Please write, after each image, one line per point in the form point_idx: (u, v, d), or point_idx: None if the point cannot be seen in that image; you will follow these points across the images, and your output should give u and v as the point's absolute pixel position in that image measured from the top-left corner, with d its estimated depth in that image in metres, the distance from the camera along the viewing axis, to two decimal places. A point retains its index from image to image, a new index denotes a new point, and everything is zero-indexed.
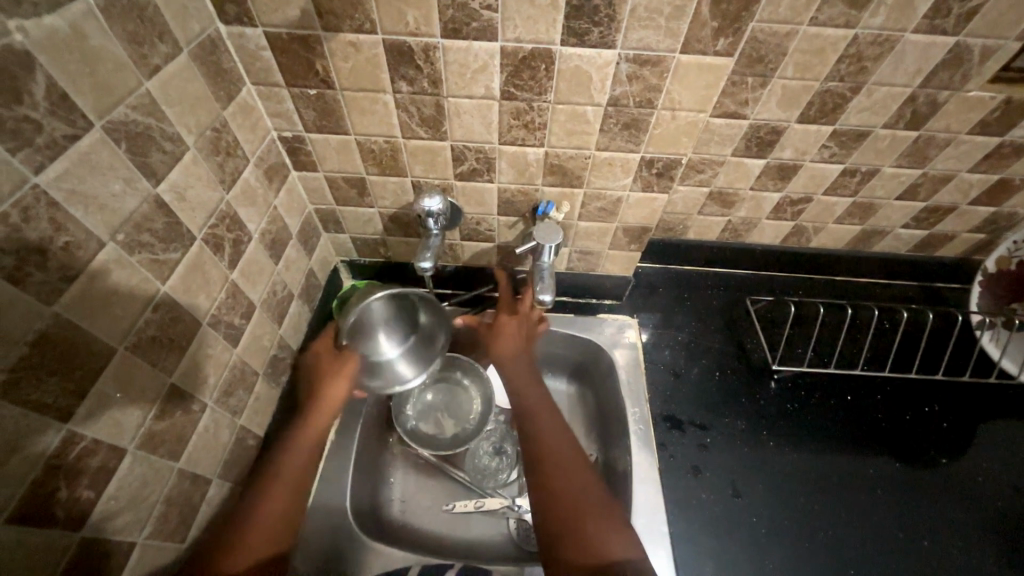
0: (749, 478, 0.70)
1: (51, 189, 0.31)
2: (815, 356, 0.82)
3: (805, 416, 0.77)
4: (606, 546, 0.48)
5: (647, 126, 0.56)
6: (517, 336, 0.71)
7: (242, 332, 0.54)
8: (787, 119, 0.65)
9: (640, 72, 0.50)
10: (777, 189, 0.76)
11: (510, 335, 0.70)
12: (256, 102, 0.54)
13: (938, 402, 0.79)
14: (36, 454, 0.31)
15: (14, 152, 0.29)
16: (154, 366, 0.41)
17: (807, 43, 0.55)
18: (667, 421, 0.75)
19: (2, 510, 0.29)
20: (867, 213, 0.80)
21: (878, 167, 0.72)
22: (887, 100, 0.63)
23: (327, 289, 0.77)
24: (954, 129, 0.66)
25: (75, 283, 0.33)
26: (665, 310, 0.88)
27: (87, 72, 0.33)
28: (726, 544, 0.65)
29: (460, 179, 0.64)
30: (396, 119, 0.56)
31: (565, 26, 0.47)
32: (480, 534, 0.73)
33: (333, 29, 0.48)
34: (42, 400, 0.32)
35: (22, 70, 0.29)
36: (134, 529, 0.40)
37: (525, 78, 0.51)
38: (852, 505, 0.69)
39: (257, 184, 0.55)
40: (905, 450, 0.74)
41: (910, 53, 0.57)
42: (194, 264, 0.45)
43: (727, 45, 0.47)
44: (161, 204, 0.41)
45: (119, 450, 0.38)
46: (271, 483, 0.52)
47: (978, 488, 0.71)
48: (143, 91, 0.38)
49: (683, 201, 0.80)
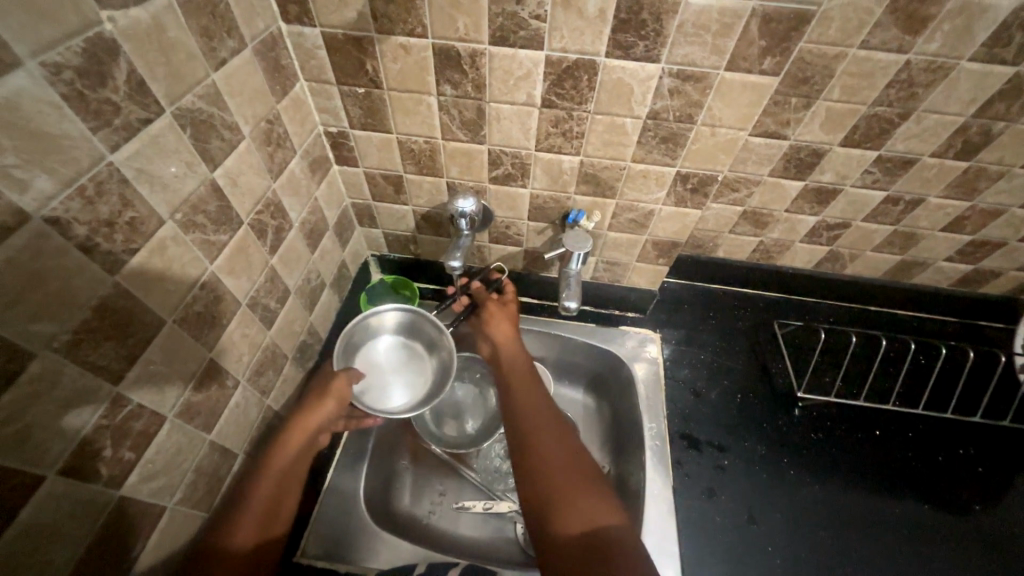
0: (766, 505, 0.69)
1: (124, 168, 0.34)
2: (843, 386, 0.80)
3: (829, 447, 0.74)
4: (597, 517, 0.47)
5: (685, 141, 0.56)
6: (508, 319, 0.71)
7: (276, 315, 0.56)
8: (829, 142, 0.64)
9: (682, 87, 0.50)
10: (814, 213, 0.75)
11: (500, 319, 0.71)
12: (307, 97, 0.57)
13: (974, 445, 0.75)
14: (88, 413, 0.34)
15: (95, 131, 0.31)
16: (196, 340, 0.43)
17: (857, 66, 0.54)
18: (684, 439, 0.74)
19: (54, 463, 0.32)
20: (909, 243, 0.77)
21: (923, 197, 0.70)
22: (937, 129, 0.61)
23: (356, 281, 0.79)
24: (1008, 162, 0.63)
25: (136, 256, 0.36)
26: (689, 327, 0.87)
27: (164, 61, 0.36)
28: (739, 571, 0.63)
29: (494, 183, 0.65)
30: (438, 120, 0.58)
31: (611, 39, 0.47)
32: (487, 536, 0.73)
33: (386, 32, 0.50)
34: (98, 362, 0.34)
35: (110, 56, 0.31)
36: (166, 494, 0.42)
37: (567, 87, 0.52)
38: (875, 545, 0.66)
39: (302, 175, 0.58)
40: (936, 492, 0.71)
41: (965, 82, 0.55)
42: (239, 247, 0.48)
43: (773, 64, 0.47)
44: (216, 188, 0.43)
45: (159, 417, 0.40)
46: (274, 463, 0.53)
47: (1014, 539, 0.67)
48: (209, 82, 0.41)
49: (715, 218, 0.79)
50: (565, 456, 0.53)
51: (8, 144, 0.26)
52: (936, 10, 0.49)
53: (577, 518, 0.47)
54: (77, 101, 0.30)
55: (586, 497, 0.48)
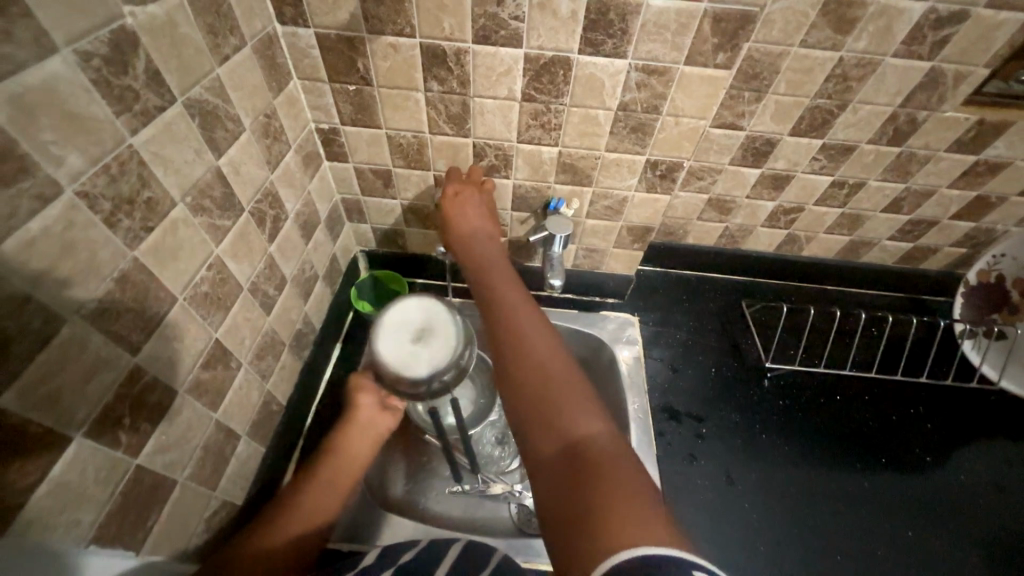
0: (743, 467, 0.74)
1: (142, 151, 0.36)
2: (806, 357, 0.87)
3: (796, 413, 0.81)
4: (580, 423, 0.38)
5: (653, 130, 0.61)
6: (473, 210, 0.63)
7: (275, 302, 0.58)
8: (780, 132, 0.71)
9: (648, 80, 0.56)
10: (771, 198, 0.82)
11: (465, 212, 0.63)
12: (300, 95, 0.60)
13: (923, 404, 0.83)
14: (110, 381, 0.36)
15: (118, 115, 0.34)
16: (204, 319, 0.46)
17: (798, 63, 0.62)
18: (665, 412, 0.79)
19: (82, 425, 0.34)
20: (855, 223, 0.86)
21: (864, 180, 0.78)
22: (871, 118, 0.69)
23: (347, 275, 0.82)
24: (933, 146, 0.72)
25: (153, 234, 0.38)
26: (665, 310, 0.93)
27: (176, 53, 0.38)
28: (721, 529, 0.68)
29: (479, 174, 0.69)
30: (426, 114, 0.62)
31: (583, 37, 0.53)
32: (486, 516, 0.76)
33: (376, 33, 0.54)
34: (119, 333, 0.36)
35: (131, 47, 0.34)
36: (178, 468, 0.44)
37: (545, 82, 0.57)
38: (839, 498, 0.72)
39: (296, 168, 0.61)
40: (890, 446, 0.78)
41: (890, 75, 0.63)
42: (241, 233, 0.50)
43: (725, 59, 0.53)
44: (221, 175, 0.46)
45: (172, 391, 0.42)
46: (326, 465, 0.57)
47: (961, 485, 0.75)
48: (215, 76, 0.43)
49: (683, 205, 0.85)
50: (541, 360, 0.44)
51: (46, 123, 0.29)
52: (861, 13, 0.56)
53: (557, 429, 0.38)
54: (102, 86, 0.32)
55: (575, 397, 0.41)
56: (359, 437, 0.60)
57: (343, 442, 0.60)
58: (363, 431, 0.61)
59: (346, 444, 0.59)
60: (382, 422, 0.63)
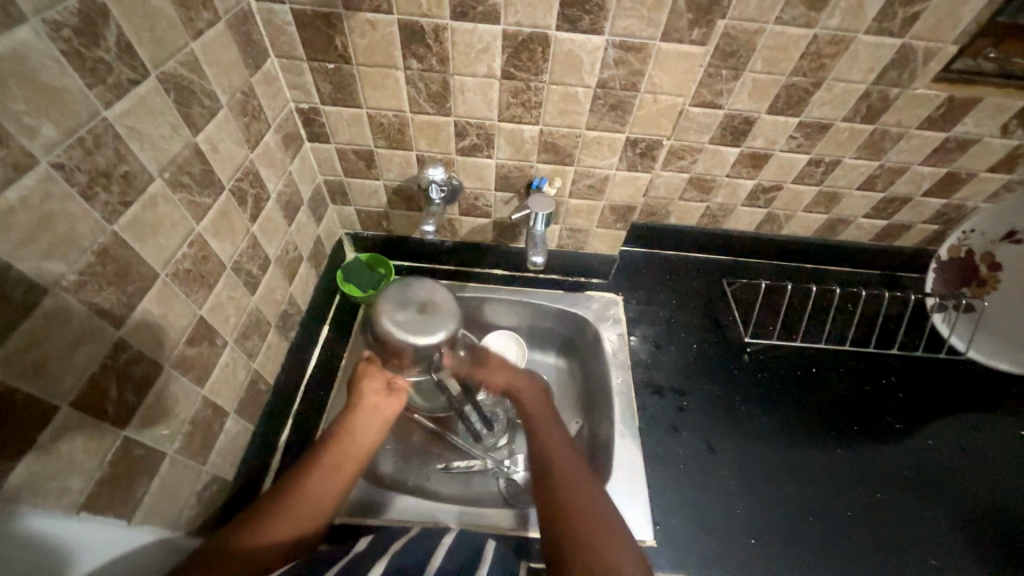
0: (722, 437, 0.77)
1: (117, 124, 0.36)
2: (784, 332, 0.90)
3: (773, 386, 0.83)
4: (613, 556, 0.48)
5: (632, 108, 0.62)
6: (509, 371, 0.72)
7: (259, 282, 0.59)
8: (757, 110, 0.72)
9: (625, 57, 0.57)
10: (750, 177, 0.84)
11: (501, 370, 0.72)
12: (278, 74, 0.59)
13: (895, 375, 0.86)
14: (94, 353, 0.36)
15: (90, 87, 0.34)
16: (187, 296, 0.46)
17: (773, 40, 0.63)
18: (647, 387, 0.81)
19: (69, 396, 0.34)
20: (832, 202, 0.88)
21: (839, 158, 0.80)
22: (845, 96, 0.70)
23: (332, 258, 0.82)
24: (905, 124, 0.74)
25: (131, 208, 0.38)
26: (649, 289, 0.94)
27: (148, 26, 0.38)
28: (701, 496, 0.71)
29: (462, 154, 0.70)
30: (406, 93, 0.62)
31: (560, 13, 0.53)
32: (475, 491, 0.78)
33: (353, 9, 0.54)
34: (102, 306, 0.37)
35: (101, 18, 0.34)
36: (166, 441, 0.45)
37: (524, 59, 0.58)
38: (814, 464, 0.76)
39: (276, 148, 0.61)
40: (863, 415, 0.81)
41: (862, 53, 0.64)
42: (222, 211, 0.50)
43: (701, 35, 0.54)
44: (199, 151, 0.46)
45: (158, 366, 0.43)
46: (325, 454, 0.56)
47: (929, 450, 0.78)
48: (189, 51, 0.43)
49: (665, 185, 0.86)
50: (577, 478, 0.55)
51: (18, 92, 0.29)
52: None
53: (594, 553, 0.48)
54: (73, 57, 0.32)
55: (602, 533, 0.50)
56: (361, 428, 0.59)
57: (346, 429, 0.58)
58: (366, 419, 0.60)
59: (349, 431, 0.58)
60: (388, 406, 0.62)
